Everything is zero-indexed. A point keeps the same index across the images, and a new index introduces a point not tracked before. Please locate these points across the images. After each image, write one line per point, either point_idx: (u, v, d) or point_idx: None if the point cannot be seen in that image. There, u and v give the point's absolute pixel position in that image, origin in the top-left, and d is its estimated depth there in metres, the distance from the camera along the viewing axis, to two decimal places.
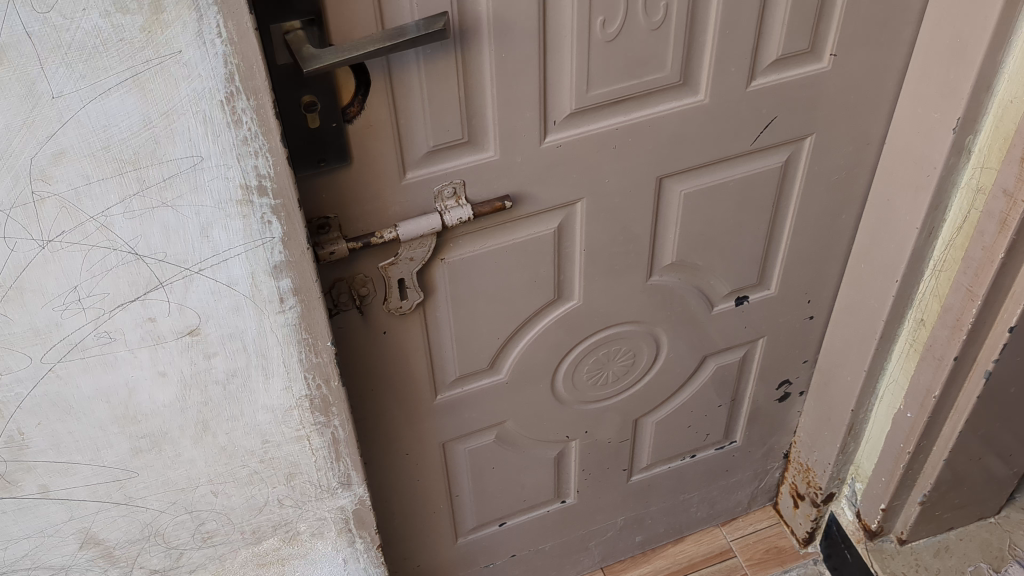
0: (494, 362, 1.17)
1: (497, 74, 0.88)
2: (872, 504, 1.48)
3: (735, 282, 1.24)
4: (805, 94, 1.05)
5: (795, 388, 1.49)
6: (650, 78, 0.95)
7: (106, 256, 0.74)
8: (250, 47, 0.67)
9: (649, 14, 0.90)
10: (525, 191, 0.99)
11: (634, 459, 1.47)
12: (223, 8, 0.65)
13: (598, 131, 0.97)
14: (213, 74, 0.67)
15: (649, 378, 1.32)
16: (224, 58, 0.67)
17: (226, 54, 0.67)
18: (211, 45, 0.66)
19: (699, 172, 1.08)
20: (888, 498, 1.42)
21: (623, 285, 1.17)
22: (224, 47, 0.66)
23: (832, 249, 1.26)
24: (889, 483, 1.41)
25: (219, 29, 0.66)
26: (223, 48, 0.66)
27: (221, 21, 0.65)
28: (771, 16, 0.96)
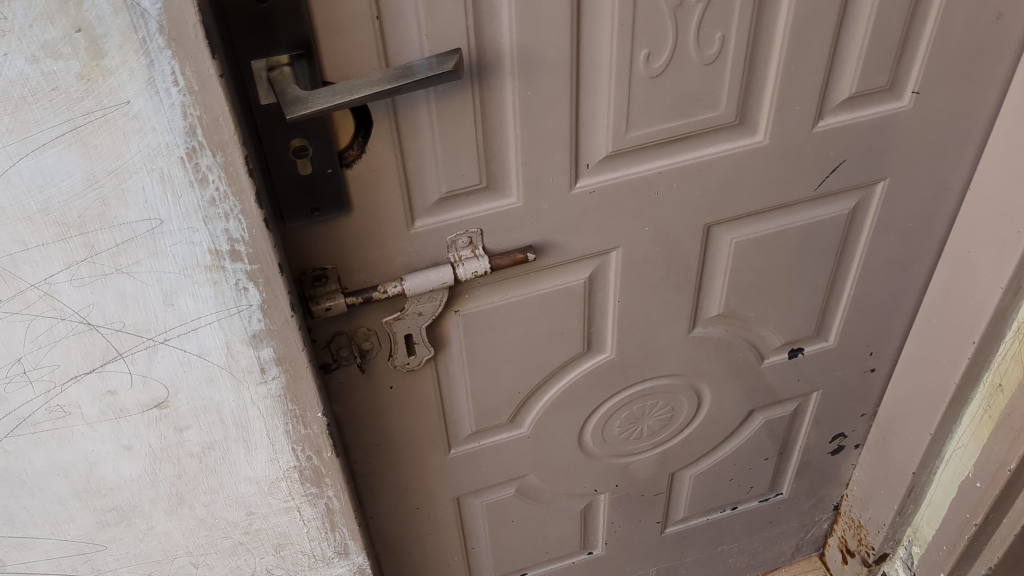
0: (515, 416, 1.06)
1: (521, 113, 0.76)
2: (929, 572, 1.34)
3: (789, 335, 1.11)
4: (880, 136, 0.91)
5: (850, 442, 1.36)
6: (701, 118, 0.82)
7: (53, 326, 0.64)
8: (214, 96, 0.55)
9: (703, 47, 0.77)
10: (551, 240, 0.87)
11: (670, 511, 1.35)
12: (178, 52, 0.53)
13: (639, 175, 0.85)
14: (171, 127, 0.56)
15: (688, 431, 1.20)
16: (183, 110, 0.55)
17: (185, 104, 0.55)
18: (165, 94, 0.54)
19: (754, 220, 0.95)
20: (949, 569, 1.29)
21: (663, 338, 1.04)
22: (181, 96, 0.55)
23: (900, 299, 1.13)
24: (951, 553, 1.27)
25: (175, 75, 0.54)
26: (180, 96, 0.55)
27: (178, 69, 0.54)
28: (845, 49, 0.82)
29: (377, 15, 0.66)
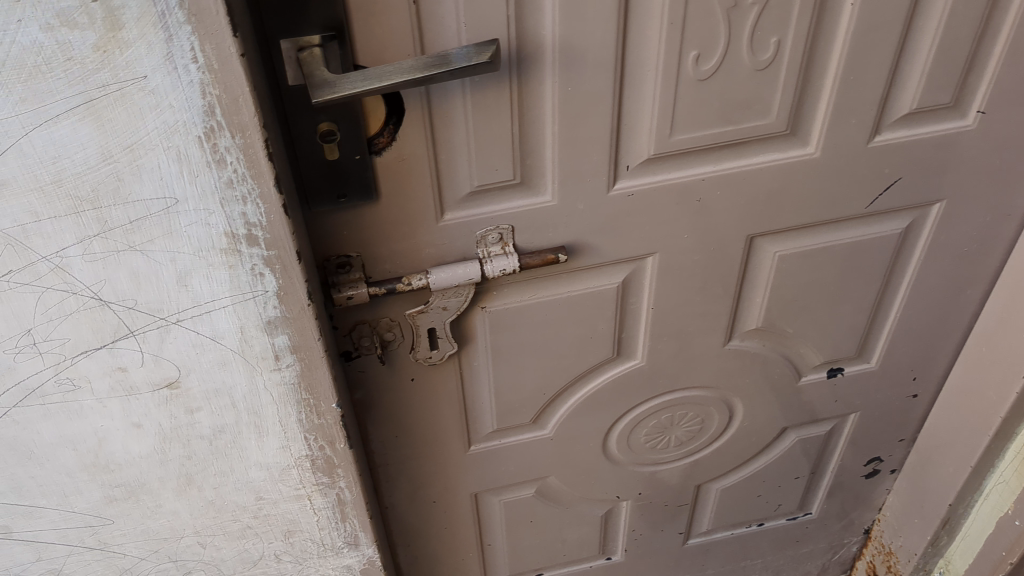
0: (539, 417, 1.04)
1: (560, 109, 0.73)
2: None
3: (830, 354, 1.07)
4: (939, 156, 0.86)
5: (886, 466, 1.31)
6: (750, 126, 0.78)
7: (64, 300, 0.62)
8: (235, 76, 0.53)
9: (757, 52, 0.73)
10: (585, 242, 0.84)
11: (694, 523, 1.32)
12: (198, 28, 0.51)
13: (680, 181, 0.81)
14: (189, 105, 0.54)
15: (717, 445, 1.16)
16: (202, 88, 0.53)
17: (204, 82, 0.53)
18: (184, 71, 0.52)
19: (800, 235, 0.91)
20: None
21: (696, 349, 1.00)
22: (200, 74, 0.53)
23: (949, 325, 1.08)
24: None
25: (195, 52, 0.52)
26: (199, 74, 0.53)
27: (198, 45, 0.51)
28: (908, 62, 0.78)
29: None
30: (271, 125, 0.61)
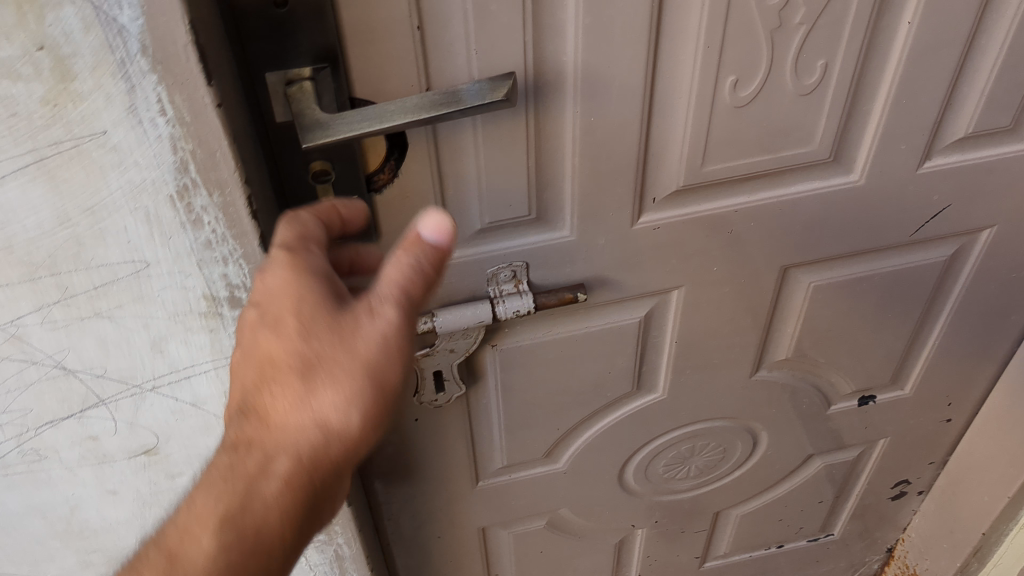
0: (551, 451, 0.97)
1: (581, 141, 0.65)
2: None
3: (862, 382, 1.00)
4: (993, 181, 0.79)
5: (913, 488, 1.25)
6: (791, 154, 0.71)
7: (23, 370, 0.55)
8: (211, 129, 0.44)
9: (801, 76, 0.65)
10: (605, 277, 0.77)
11: (711, 546, 1.25)
12: (165, 77, 0.42)
13: (712, 213, 0.74)
14: (158, 162, 0.46)
15: (740, 473, 1.09)
16: (172, 143, 0.45)
17: (175, 137, 0.45)
18: (151, 125, 0.45)
19: (838, 264, 0.83)
20: None
21: (721, 381, 0.93)
22: (170, 129, 0.45)
23: (990, 350, 1.01)
24: None
25: (164, 103, 0.44)
26: (169, 128, 0.45)
27: (166, 96, 0.43)
28: (967, 84, 0.70)
29: (418, 25, 0.55)
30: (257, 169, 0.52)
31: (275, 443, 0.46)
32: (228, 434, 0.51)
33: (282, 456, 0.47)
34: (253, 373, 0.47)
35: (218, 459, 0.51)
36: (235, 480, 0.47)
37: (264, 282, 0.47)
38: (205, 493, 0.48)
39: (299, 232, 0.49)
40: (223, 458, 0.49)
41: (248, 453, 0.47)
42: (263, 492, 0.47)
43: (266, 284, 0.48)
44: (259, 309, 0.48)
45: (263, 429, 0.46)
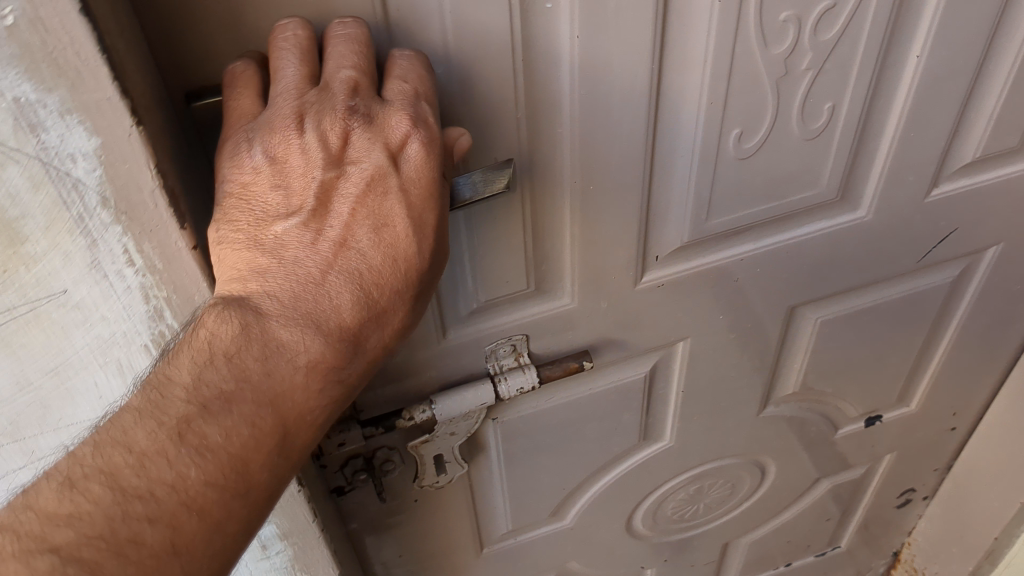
0: (557, 510, 0.92)
1: (580, 210, 0.60)
2: None
3: (869, 404, 0.96)
4: (1000, 201, 0.75)
5: (918, 494, 1.22)
6: (797, 198, 0.66)
7: None
8: (185, 272, 0.43)
9: (808, 120, 0.61)
10: (608, 339, 0.72)
11: (720, 574, 1.21)
12: (133, 227, 0.40)
13: (717, 264, 0.69)
14: (128, 314, 0.43)
15: (748, 505, 1.06)
16: (142, 293, 0.43)
17: (147, 284, 0.43)
18: (118, 278, 0.42)
19: (844, 297, 0.80)
20: None
21: (729, 421, 0.89)
22: (140, 279, 0.42)
23: (994, 358, 0.98)
24: None
25: (130, 253, 0.41)
26: (139, 278, 0.42)
27: (134, 245, 0.41)
28: (975, 110, 0.66)
29: None
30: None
31: (354, 319, 0.44)
32: (260, 232, 0.43)
33: (359, 338, 0.45)
34: (353, 239, 0.44)
35: (253, 305, 0.42)
36: (309, 354, 0.43)
37: (382, 151, 0.43)
38: (268, 177, 0.43)
39: (349, 32, 0.43)
40: (289, 318, 0.42)
41: (326, 325, 0.43)
42: (334, 370, 0.44)
43: (374, 143, 0.43)
44: (359, 129, 0.43)
45: (360, 310, 0.44)
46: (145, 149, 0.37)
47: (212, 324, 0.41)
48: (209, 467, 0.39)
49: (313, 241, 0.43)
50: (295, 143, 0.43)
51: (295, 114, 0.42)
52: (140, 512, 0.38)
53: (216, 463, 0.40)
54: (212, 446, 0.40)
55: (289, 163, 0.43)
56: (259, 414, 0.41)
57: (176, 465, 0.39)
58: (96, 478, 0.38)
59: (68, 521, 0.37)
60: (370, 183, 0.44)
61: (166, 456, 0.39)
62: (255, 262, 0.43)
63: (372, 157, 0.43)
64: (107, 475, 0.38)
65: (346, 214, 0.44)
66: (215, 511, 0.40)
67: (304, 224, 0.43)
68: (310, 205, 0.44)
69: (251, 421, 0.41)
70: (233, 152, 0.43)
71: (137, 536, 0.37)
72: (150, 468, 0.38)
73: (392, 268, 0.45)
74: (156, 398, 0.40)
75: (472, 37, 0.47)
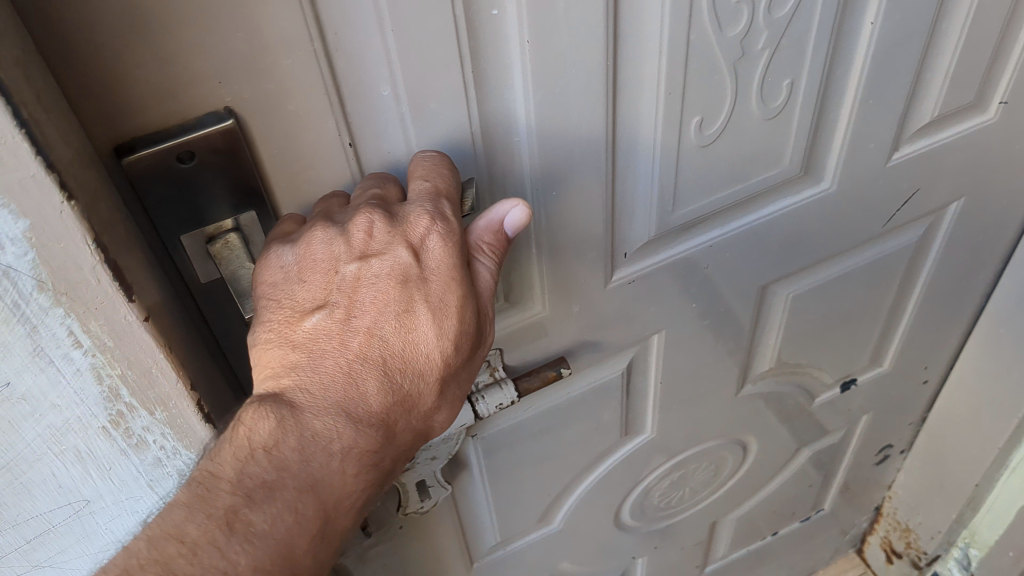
0: (545, 514, 0.90)
1: (544, 218, 0.57)
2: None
3: (844, 370, 0.96)
4: (960, 157, 0.75)
5: (896, 449, 1.23)
6: (761, 178, 0.64)
7: None
8: (140, 347, 0.40)
9: (767, 99, 0.59)
10: (583, 342, 0.69)
11: (710, 552, 1.21)
12: (76, 306, 0.37)
13: (686, 254, 0.67)
14: (81, 397, 0.40)
15: (733, 482, 1.05)
16: (94, 373, 0.40)
17: (98, 364, 0.39)
18: (65, 362, 0.38)
19: (814, 270, 0.78)
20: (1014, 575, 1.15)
21: (709, 405, 0.88)
22: (90, 359, 0.39)
23: (961, 309, 0.98)
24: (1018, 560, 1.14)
25: (75, 334, 0.38)
26: (88, 358, 0.39)
27: (79, 327, 0.38)
28: (931, 69, 0.65)
29: (350, 141, 0.47)
30: (185, 348, 0.44)
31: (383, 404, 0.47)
32: (289, 332, 0.45)
33: (390, 424, 0.48)
34: (378, 328, 0.46)
35: (289, 401, 0.45)
36: (343, 442, 0.46)
37: (403, 248, 0.45)
38: (294, 279, 0.45)
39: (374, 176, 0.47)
40: (321, 408, 0.45)
41: (357, 414, 0.46)
42: (370, 451, 0.47)
43: (394, 239, 0.45)
44: (380, 225, 0.45)
45: (386, 398, 0.47)
46: (82, 226, 0.34)
47: (252, 422, 0.44)
48: (258, 550, 0.44)
49: (342, 332, 0.46)
50: (319, 239, 0.45)
51: (319, 220, 0.45)
52: None
53: (262, 547, 0.44)
54: (257, 532, 0.44)
55: (314, 261, 0.45)
56: (301, 499, 0.45)
57: (227, 553, 0.43)
58: (154, 565, 0.42)
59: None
60: (392, 274, 0.46)
61: (216, 543, 0.43)
62: (290, 360, 0.46)
63: (394, 253, 0.45)
64: (163, 562, 0.42)
65: (369, 305, 0.46)
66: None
67: (332, 316, 0.46)
68: (336, 296, 0.46)
69: (295, 506, 0.45)
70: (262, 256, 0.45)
71: None
72: (202, 554, 0.43)
73: (415, 353, 0.47)
74: (206, 489, 0.43)
75: (419, 54, 0.44)
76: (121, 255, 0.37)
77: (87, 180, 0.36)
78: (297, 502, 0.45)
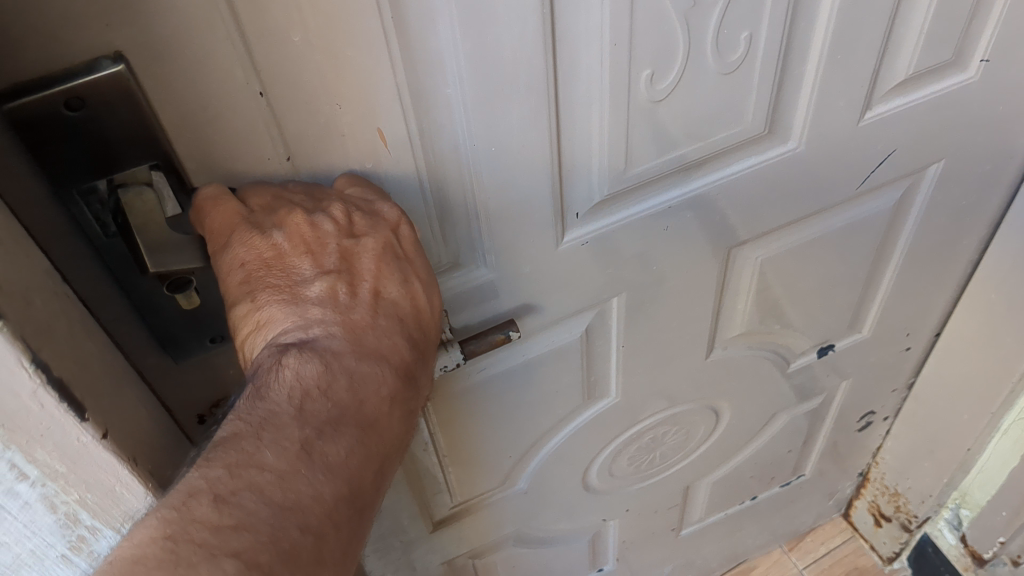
0: (508, 477, 0.88)
1: (483, 176, 0.55)
2: (986, 535, 1.20)
3: (821, 335, 0.93)
4: (941, 116, 0.71)
5: (879, 416, 1.21)
6: (721, 136, 0.61)
7: None
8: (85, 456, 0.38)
9: (724, 53, 0.55)
10: (535, 304, 0.67)
11: (685, 516, 1.19)
12: (20, 436, 0.35)
13: (643, 215, 0.64)
14: (35, 531, 0.38)
15: (707, 446, 1.03)
16: (46, 502, 0.38)
17: (51, 493, 0.38)
18: (13, 497, 0.37)
19: (785, 233, 0.75)
20: (1011, 535, 1.14)
21: (677, 369, 0.86)
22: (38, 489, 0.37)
23: (945, 276, 0.95)
24: (1012, 519, 1.13)
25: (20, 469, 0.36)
26: (37, 489, 0.37)
27: (23, 458, 0.36)
28: (904, 24, 0.61)
29: (262, 90, 0.44)
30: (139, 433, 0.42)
31: (405, 358, 0.48)
32: (300, 293, 0.46)
33: (411, 379, 0.48)
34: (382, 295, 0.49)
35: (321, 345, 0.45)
36: (384, 386, 0.46)
37: (387, 231, 0.49)
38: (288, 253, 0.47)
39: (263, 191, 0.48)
40: (358, 354, 0.46)
41: (390, 360, 0.47)
42: (402, 403, 0.48)
43: (376, 224, 0.49)
44: (359, 213, 0.48)
45: (406, 351, 0.48)
46: (14, 348, 0.33)
47: (300, 359, 0.43)
48: (339, 483, 0.41)
49: (351, 298, 0.47)
50: (301, 225, 0.47)
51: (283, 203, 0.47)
52: (298, 523, 0.38)
53: (342, 480, 0.41)
54: (334, 464, 0.42)
55: (306, 236, 0.47)
56: (364, 435, 0.44)
57: (314, 483, 0.40)
58: (248, 492, 0.38)
59: (236, 530, 0.37)
60: (384, 252, 0.49)
61: (304, 471, 0.40)
62: (310, 315, 0.46)
63: (378, 232, 0.49)
64: (255, 490, 0.38)
65: (369, 273, 0.48)
66: (346, 525, 0.41)
67: (339, 281, 0.47)
68: (336, 264, 0.48)
69: (358, 445, 0.43)
70: (244, 233, 0.45)
71: (296, 549, 0.38)
72: (290, 481, 0.39)
73: (419, 317, 0.50)
74: (272, 425, 0.41)
75: None
76: (64, 368, 0.36)
77: (14, 284, 0.35)
78: (362, 439, 0.44)
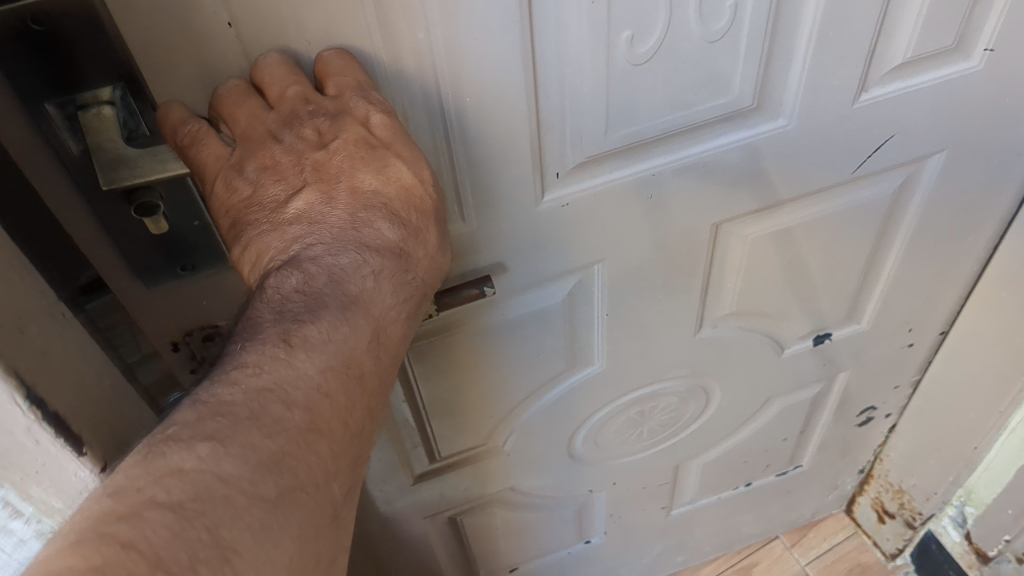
0: (490, 436, 0.89)
1: (455, 128, 0.55)
2: (991, 531, 1.19)
3: (817, 322, 0.93)
4: (942, 103, 0.70)
5: (880, 412, 1.19)
6: (705, 107, 0.61)
7: None
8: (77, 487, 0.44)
9: (707, 20, 0.55)
10: (513, 263, 0.68)
11: (676, 496, 1.20)
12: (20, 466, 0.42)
13: (625, 181, 0.64)
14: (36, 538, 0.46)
15: (699, 426, 1.03)
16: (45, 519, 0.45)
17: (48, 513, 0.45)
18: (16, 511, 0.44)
19: (778, 212, 0.75)
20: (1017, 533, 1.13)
21: (665, 343, 0.86)
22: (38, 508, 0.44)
23: (952, 273, 0.94)
24: (1018, 517, 1.11)
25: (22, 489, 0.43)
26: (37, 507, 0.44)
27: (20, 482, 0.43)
28: (901, 6, 0.60)
29: (230, 20, 0.46)
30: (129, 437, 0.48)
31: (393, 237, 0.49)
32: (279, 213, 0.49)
33: (407, 254, 0.49)
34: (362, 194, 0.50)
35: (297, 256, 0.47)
36: (369, 268, 0.47)
37: (357, 125, 0.49)
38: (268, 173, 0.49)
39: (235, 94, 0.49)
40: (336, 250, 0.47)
41: (375, 245, 0.48)
42: (399, 275, 0.49)
43: (342, 124, 0.49)
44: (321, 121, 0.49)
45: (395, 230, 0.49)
46: (9, 384, 0.38)
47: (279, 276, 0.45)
48: (323, 358, 0.43)
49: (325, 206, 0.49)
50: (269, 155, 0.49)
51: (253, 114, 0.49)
52: (279, 402, 0.40)
53: (327, 356, 0.43)
54: (316, 344, 0.43)
55: (278, 158, 0.49)
56: (348, 313, 0.45)
57: (293, 366, 0.42)
58: (228, 389, 0.40)
59: (218, 416, 0.38)
60: (354, 146, 0.49)
61: (280, 360, 0.42)
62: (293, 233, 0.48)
63: (347, 126, 0.49)
64: (234, 386, 0.40)
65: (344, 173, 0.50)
66: (342, 391, 0.43)
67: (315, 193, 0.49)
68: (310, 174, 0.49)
69: (344, 323, 0.45)
70: (215, 166, 0.48)
71: (283, 421, 0.39)
72: (267, 370, 0.41)
73: (411, 193, 0.50)
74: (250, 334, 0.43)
75: None
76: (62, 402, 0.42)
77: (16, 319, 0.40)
78: (347, 318, 0.45)
